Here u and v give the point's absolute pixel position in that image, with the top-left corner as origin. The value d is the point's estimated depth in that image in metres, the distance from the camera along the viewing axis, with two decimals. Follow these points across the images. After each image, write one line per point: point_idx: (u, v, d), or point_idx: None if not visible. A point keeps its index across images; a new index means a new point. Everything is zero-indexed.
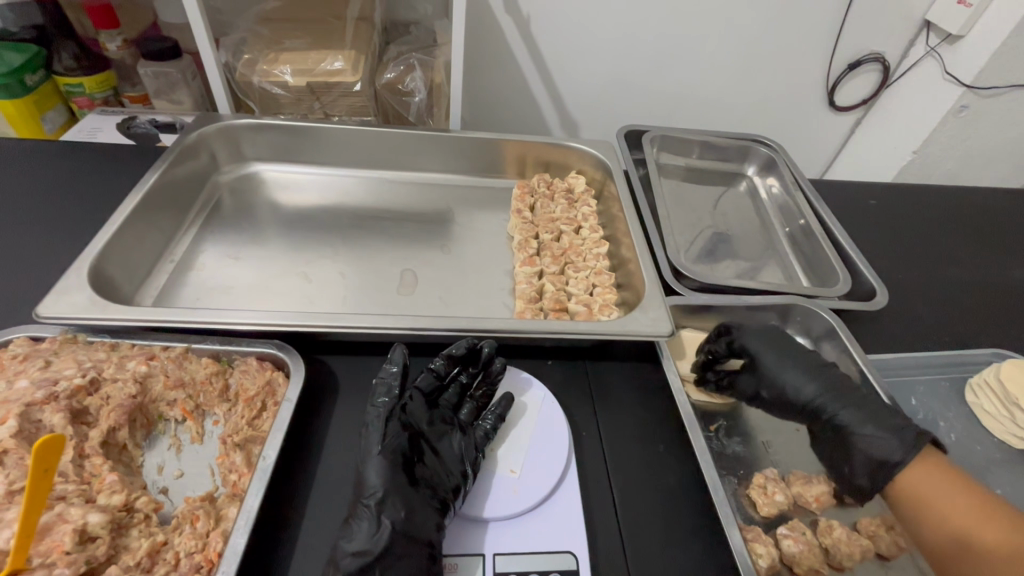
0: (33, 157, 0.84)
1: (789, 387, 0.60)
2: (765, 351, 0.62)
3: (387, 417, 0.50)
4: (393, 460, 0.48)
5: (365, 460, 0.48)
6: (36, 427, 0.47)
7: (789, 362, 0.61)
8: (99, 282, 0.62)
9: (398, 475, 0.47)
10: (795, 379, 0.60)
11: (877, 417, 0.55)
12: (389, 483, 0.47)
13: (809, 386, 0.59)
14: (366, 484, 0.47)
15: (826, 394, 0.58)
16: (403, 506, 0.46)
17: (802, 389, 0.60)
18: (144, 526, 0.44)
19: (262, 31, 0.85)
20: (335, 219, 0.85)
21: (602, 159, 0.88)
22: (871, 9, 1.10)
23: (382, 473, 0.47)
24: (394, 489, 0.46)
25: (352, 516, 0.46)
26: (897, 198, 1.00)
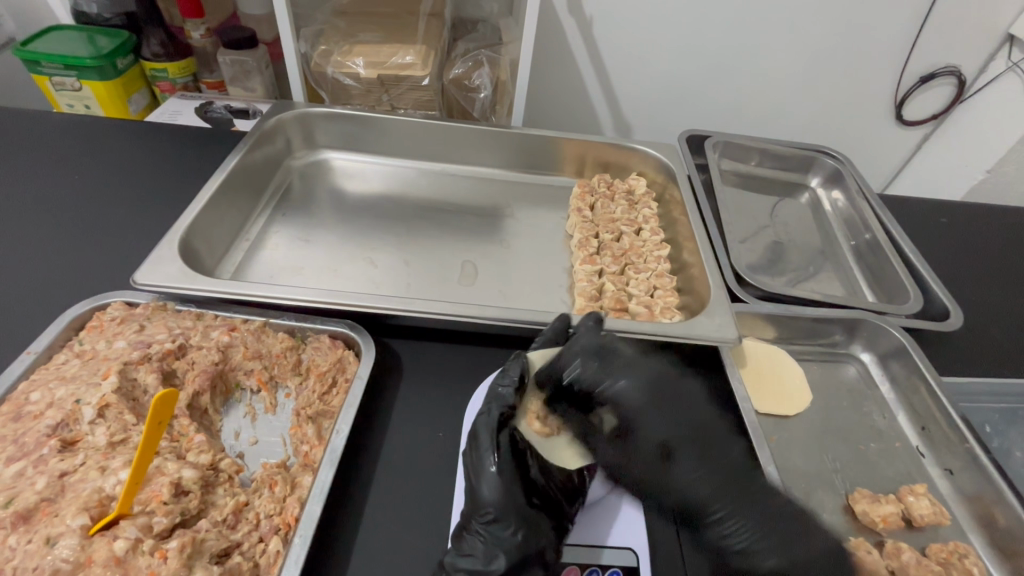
0: (123, 137, 0.90)
1: (617, 458, 0.53)
2: (654, 447, 0.53)
3: (498, 429, 0.49)
4: (505, 472, 0.47)
5: (478, 475, 0.47)
6: (132, 385, 0.51)
7: (651, 442, 0.53)
8: (186, 255, 0.65)
9: (512, 493, 0.46)
10: (688, 479, 0.52)
11: (747, 507, 0.50)
12: (502, 501, 0.45)
13: (688, 488, 0.51)
14: (483, 504, 0.46)
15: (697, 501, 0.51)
16: (517, 525, 0.44)
17: (689, 489, 0.51)
18: (228, 486, 0.46)
19: (339, 24, 0.88)
20: (398, 209, 0.87)
21: (664, 162, 0.88)
22: (950, 21, 1.06)
23: (497, 490, 0.46)
24: (509, 510, 0.45)
25: (463, 535, 0.45)
26: (971, 218, 0.95)
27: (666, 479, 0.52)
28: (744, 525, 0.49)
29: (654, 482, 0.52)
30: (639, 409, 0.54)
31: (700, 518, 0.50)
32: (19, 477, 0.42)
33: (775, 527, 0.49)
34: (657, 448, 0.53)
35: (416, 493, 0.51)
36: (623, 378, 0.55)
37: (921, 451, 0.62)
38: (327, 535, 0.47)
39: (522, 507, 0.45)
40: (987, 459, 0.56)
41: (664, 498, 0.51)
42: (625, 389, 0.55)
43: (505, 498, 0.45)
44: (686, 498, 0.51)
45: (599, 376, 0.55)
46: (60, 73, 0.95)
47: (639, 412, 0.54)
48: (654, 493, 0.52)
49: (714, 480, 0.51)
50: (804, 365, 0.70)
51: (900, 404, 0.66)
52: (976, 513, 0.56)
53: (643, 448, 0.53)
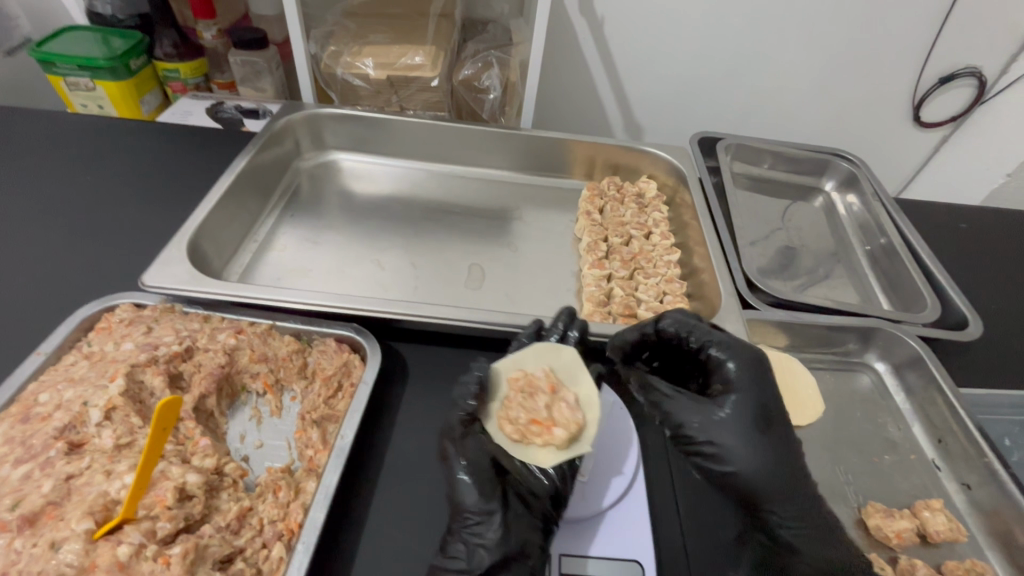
0: (135, 137, 0.90)
1: (702, 420, 0.49)
2: (747, 419, 0.49)
3: (469, 436, 0.50)
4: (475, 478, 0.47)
5: (452, 481, 0.47)
6: (139, 387, 0.51)
7: (747, 420, 0.49)
8: (195, 256, 0.65)
9: (488, 494, 0.46)
10: (759, 454, 0.47)
11: (804, 505, 0.47)
12: (478, 504, 0.46)
13: (761, 458, 0.47)
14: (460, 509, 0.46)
15: (764, 473, 0.47)
16: (495, 524, 0.45)
17: (760, 461, 0.47)
18: (232, 491, 0.46)
19: (349, 25, 0.88)
20: (406, 211, 0.87)
21: (676, 164, 0.87)
22: (972, 21, 1.03)
23: (472, 494, 0.46)
24: (487, 511, 0.45)
25: (449, 539, 0.46)
26: (992, 223, 0.93)
27: (749, 455, 0.47)
28: (804, 512, 0.47)
29: (747, 455, 0.47)
30: (742, 386, 0.50)
31: (761, 502, 0.47)
32: (27, 479, 0.42)
33: (824, 518, 0.47)
34: (751, 425, 0.48)
35: (420, 501, 0.50)
36: (731, 352, 0.52)
37: (937, 464, 0.60)
38: (330, 541, 0.47)
39: (500, 509, 0.46)
40: (1006, 474, 0.54)
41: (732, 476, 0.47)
42: (732, 366, 0.51)
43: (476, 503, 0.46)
44: (756, 476, 0.47)
45: (728, 361, 0.51)
46: (75, 73, 0.95)
47: (738, 389, 0.50)
48: (726, 462, 0.48)
49: (785, 468, 0.47)
50: (816, 373, 0.69)
51: (916, 415, 0.65)
52: (994, 530, 0.55)
53: (741, 426, 0.48)
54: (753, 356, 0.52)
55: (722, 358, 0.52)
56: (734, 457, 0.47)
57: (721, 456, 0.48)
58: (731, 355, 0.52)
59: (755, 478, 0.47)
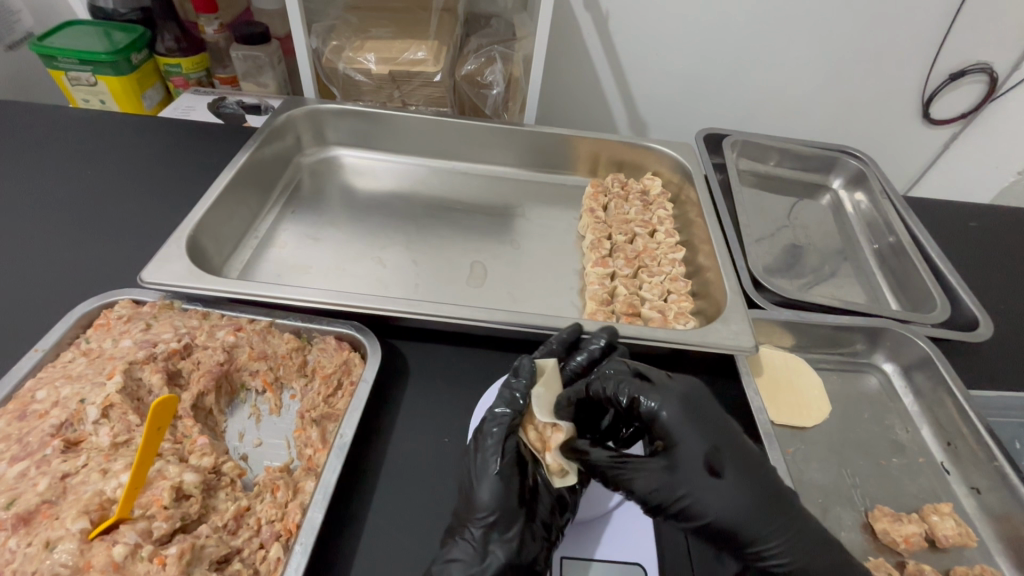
0: (136, 132, 0.90)
1: (657, 480, 0.45)
2: (699, 467, 0.44)
3: (508, 434, 0.49)
4: (506, 474, 0.46)
5: (479, 473, 0.47)
6: (137, 384, 0.50)
7: (701, 469, 0.44)
8: (194, 253, 0.65)
9: (512, 498, 0.46)
10: (726, 497, 0.44)
11: (794, 537, 0.43)
12: (501, 506, 0.45)
13: (729, 502, 0.43)
14: (480, 503, 0.45)
15: (738, 518, 0.43)
16: (512, 530, 0.45)
17: (731, 507, 0.43)
18: (230, 490, 0.46)
19: (351, 19, 0.87)
20: (407, 207, 0.86)
21: (681, 161, 0.86)
22: (984, 16, 1.02)
23: (497, 495, 0.45)
24: (508, 514, 0.45)
25: (460, 534, 0.45)
26: (1002, 222, 0.91)
27: (715, 504, 0.43)
28: (792, 545, 0.43)
29: (715, 507, 0.43)
30: (682, 435, 0.45)
31: (746, 547, 0.43)
32: (22, 478, 0.42)
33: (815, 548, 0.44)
34: (705, 471, 0.44)
35: (419, 501, 0.50)
36: (659, 398, 0.46)
37: (945, 467, 0.59)
38: (328, 541, 0.46)
39: (520, 515, 0.45)
40: (1017, 478, 0.53)
41: (710, 527, 0.44)
42: (665, 415, 0.46)
43: (502, 499, 0.45)
44: (731, 522, 0.43)
45: (661, 419, 0.46)
46: (76, 68, 0.95)
47: (683, 445, 0.45)
48: (698, 517, 0.44)
49: (758, 505, 0.43)
50: (823, 374, 0.68)
51: (923, 417, 0.64)
52: (1004, 535, 0.54)
53: (701, 479, 0.44)
54: (683, 399, 0.47)
55: (653, 412, 0.46)
56: (703, 509, 0.44)
57: (690, 510, 0.44)
58: (650, 410, 0.46)
59: (730, 523, 0.43)
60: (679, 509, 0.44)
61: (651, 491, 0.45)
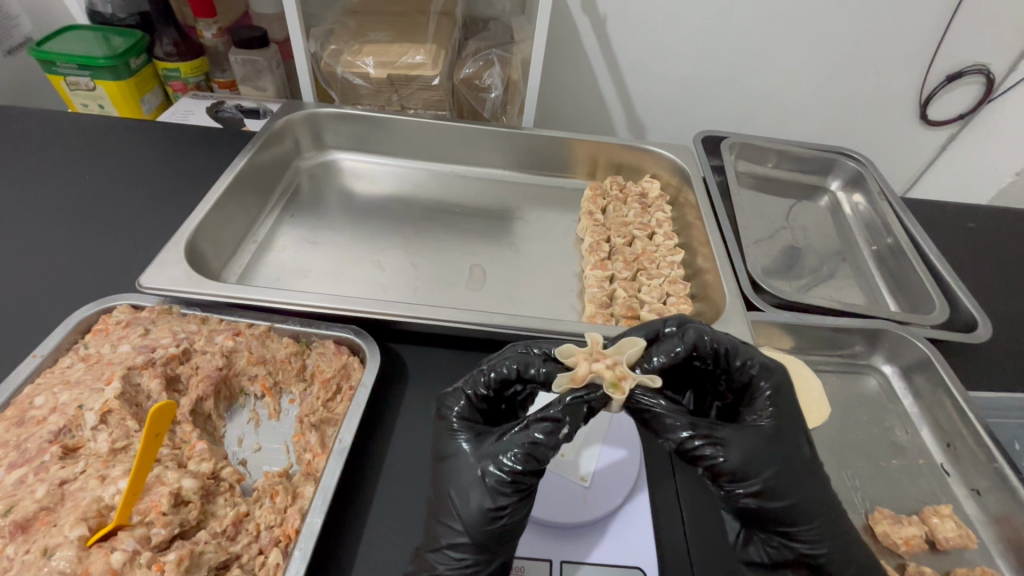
0: (134, 136, 0.90)
1: (749, 446, 0.42)
2: (786, 441, 0.44)
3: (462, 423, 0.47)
4: (497, 488, 0.41)
5: (467, 482, 0.42)
6: (136, 390, 0.50)
7: (792, 440, 0.45)
8: (192, 257, 0.65)
9: (469, 485, 0.42)
10: (800, 476, 0.43)
11: (834, 527, 0.44)
12: (459, 496, 0.43)
13: (799, 482, 0.43)
14: (467, 516, 0.42)
15: (801, 497, 0.43)
16: (473, 514, 0.42)
17: (801, 486, 0.43)
18: (229, 495, 0.46)
19: (349, 23, 0.87)
20: (406, 211, 0.86)
21: (679, 163, 0.86)
22: (980, 17, 1.02)
23: (455, 487, 0.43)
24: (465, 500, 0.42)
25: (449, 542, 0.43)
26: (1001, 223, 0.91)
27: (796, 479, 0.43)
28: (831, 533, 0.44)
29: (795, 484, 0.43)
30: (783, 409, 0.46)
31: (798, 528, 0.43)
32: (20, 484, 0.42)
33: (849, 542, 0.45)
34: (790, 445, 0.44)
35: (419, 507, 0.50)
36: (768, 370, 0.47)
37: (946, 469, 0.59)
38: (327, 546, 0.46)
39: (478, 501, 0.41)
40: (1017, 480, 0.53)
41: (778, 508, 0.43)
42: (764, 385, 0.46)
43: (491, 515, 0.41)
44: (797, 499, 0.43)
45: (767, 390, 0.46)
46: (75, 73, 0.95)
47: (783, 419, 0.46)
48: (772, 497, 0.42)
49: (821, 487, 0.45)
50: (823, 376, 0.68)
51: (923, 419, 0.63)
52: (1005, 537, 0.53)
53: (795, 452, 0.44)
54: (784, 375, 0.48)
55: (761, 386, 0.46)
56: (776, 483, 0.42)
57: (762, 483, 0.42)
58: (762, 379, 0.46)
59: (794, 498, 0.43)
60: (750, 485, 0.42)
61: (736, 463, 0.41)
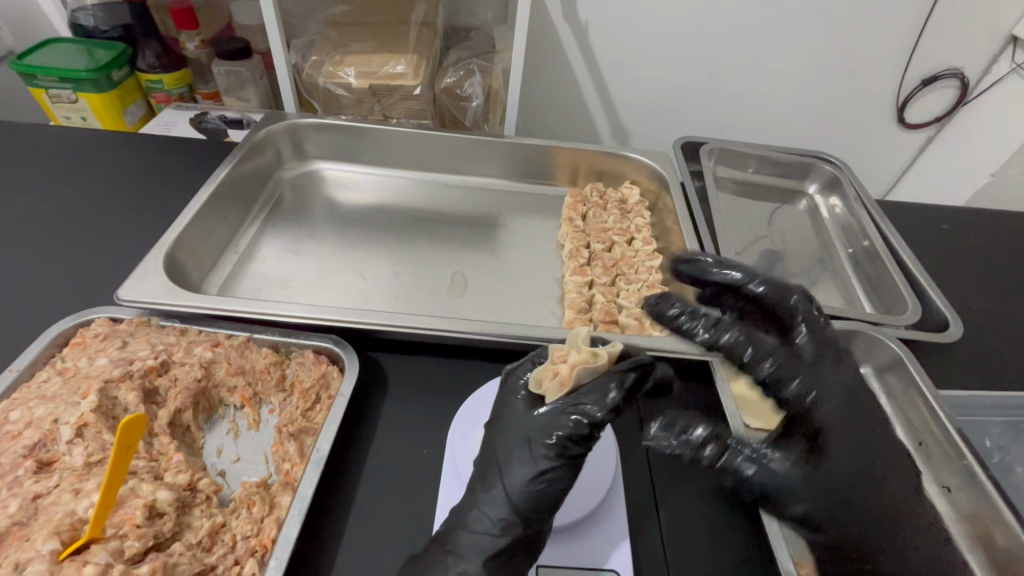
0: (116, 148, 0.90)
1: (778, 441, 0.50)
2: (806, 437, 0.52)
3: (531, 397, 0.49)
4: (556, 452, 0.45)
5: (520, 445, 0.46)
6: (113, 403, 0.50)
7: (813, 437, 0.52)
8: (172, 269, 0.65)
9: (531, 449, 0.45)
10: (825, 467, 0.50)
11: (866, 520, 0.49)
12: (513, 461, 0.45)
13: (822, 473, 0.50)
14: (515, 482, 0.45)
15: (824, 487, 0.49)
16: (524, 478, 0.44)
17: (828, 476, 0.50)
18: (205, 507, 0.46)
19: (330, 34, 0.88)
20: (389, 220, 0.87)
21: (658, 170, 0.87)
22: (951, 23, 1.05)
23: (512, 453, 0.46)
24: (522, 465, 0.45)
25: (490, 511, 0.44)
26: (974, 224, 0.93)
27: (823, 468, 0.50)
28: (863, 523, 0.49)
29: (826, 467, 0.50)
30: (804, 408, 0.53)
31: (835, 519, 0.48)
32: None
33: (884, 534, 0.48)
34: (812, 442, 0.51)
35: (396, 515, 0.50)
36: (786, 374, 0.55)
37: (918, 466, 0.60)
38: (304, 556, 0.47)
39: (532, 463, 0.45)
40: (985, 475, 0.54)
41: (806, 483, 0.49)
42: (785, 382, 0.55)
43: (537, 480, 0.44)
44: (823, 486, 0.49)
45: (806, 379, 0.54)
46: (57, 86, 0.95)
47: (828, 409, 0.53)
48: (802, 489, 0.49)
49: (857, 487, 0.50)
50: None
51: (897, 417, 0.64)
52: (975, 533, 0.54)
53: (838, 441, 0.51)
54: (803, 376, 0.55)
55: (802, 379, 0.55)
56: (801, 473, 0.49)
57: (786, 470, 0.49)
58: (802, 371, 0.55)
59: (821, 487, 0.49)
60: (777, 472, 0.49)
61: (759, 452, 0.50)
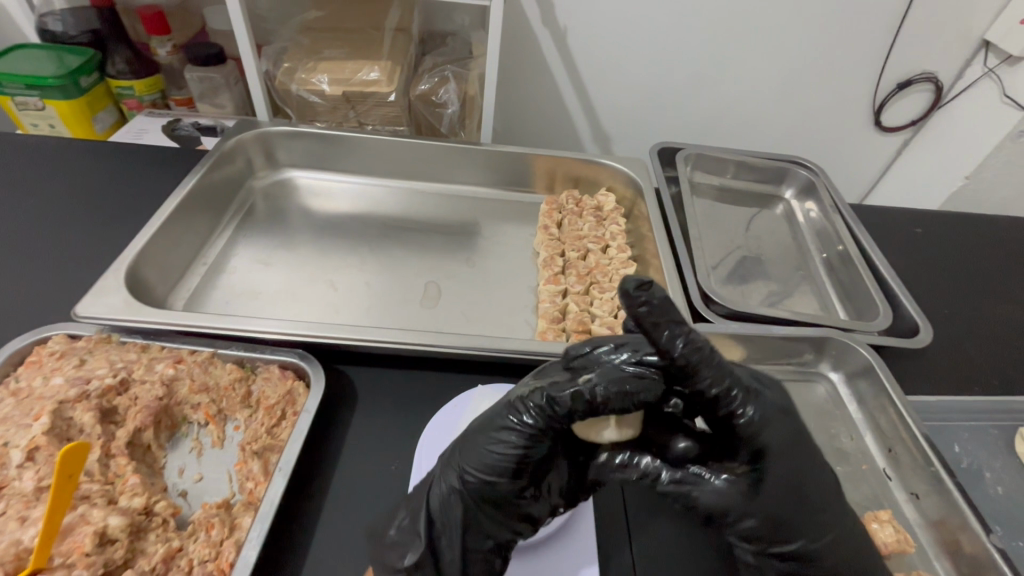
0: (82, 156, 0.88)
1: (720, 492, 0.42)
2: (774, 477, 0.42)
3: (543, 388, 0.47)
4: (487, 463, 0.42)
5: (460, 455, 0.44)
6: (68, 424, 0.49)
7: (786, 473, 0.42)
8: (135, 284, 0.64)
9: (456, 455, 0.44)
10: (791, 506, 0.42)
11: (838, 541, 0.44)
12: (441, 466, 0.45)
13: (791, 508, 0.42)
14: (434, 492, 0.44)
15: (790, 523, 0.42)
16: (444, 487, 0.43)
17: (791, 518, 0.42)
18: (161, 531, 0.45)
19: (304, 40, 0.87)
20: (363, 228, 0.86)
21: (634, 177, 0.87)
22: (923, 29, 1.06)
23: (442, 460, 0.45)
24: (446, 471, 0.44)
25: (448, 495, 0.43)
26: (946, 228, 0.94)
27: (789, 505, 0.42)
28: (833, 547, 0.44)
29: (775, 491, 0.42)
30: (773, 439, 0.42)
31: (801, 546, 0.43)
32: None
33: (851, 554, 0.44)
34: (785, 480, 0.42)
35: (361, 534, 0.49)
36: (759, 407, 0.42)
37: (887, 473, 0.60)
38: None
39: (454, 472, 0.43)
40: (952, 482, 0.54)
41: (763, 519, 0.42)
42: (753, 414, 0.41)
43: (449, 496, 0.43)
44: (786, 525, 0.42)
45: (760, 403, 0.42)
46: (23, 92, 0.93)
47: (775, 419, 0.42)
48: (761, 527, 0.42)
49: (818, 489, 0.44)
50: None
51: (867, 424, 0.65)
52: (943, 540, 0.55)
53: (806, 466, 0.44)
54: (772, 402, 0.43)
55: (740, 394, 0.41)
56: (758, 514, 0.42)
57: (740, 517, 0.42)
58: (734, 377, 0.41)
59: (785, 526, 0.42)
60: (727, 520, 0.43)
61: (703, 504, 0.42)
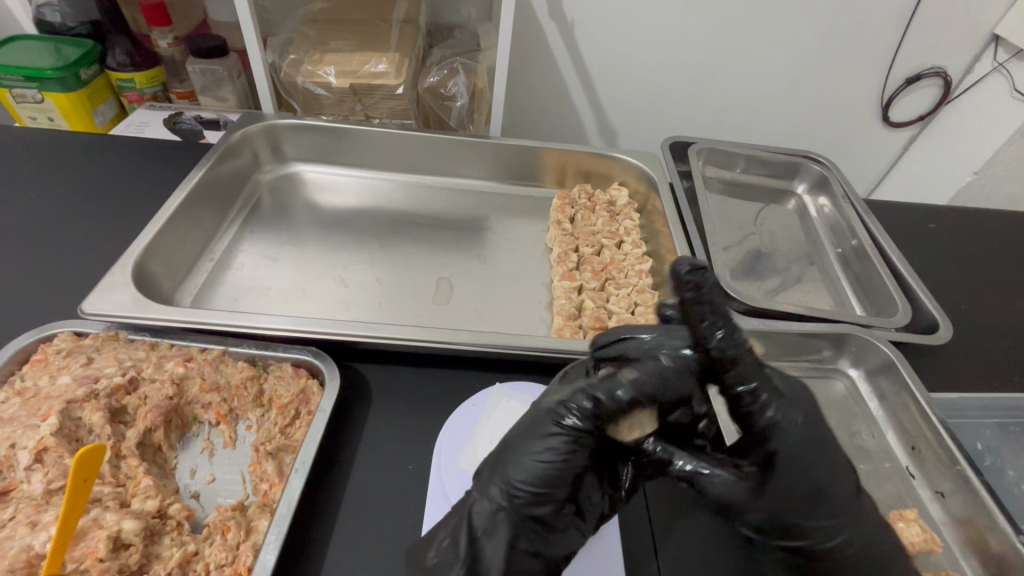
0: (84, 150, 0.86)
1: (730, 488, 0.45)
2: (795, 478, 0.44)
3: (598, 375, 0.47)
4: (533, 471, 0.42)
5: (501, 464, 0.44)
6: (76, 425, 0.47)
7: (804, 478, 0.44)
8: (141, 280, 0.62)
9: (498, 465, 0.44)
10: (811, 509, 0.45)
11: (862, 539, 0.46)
12: (480, 479, 0.44)
13: (808, 512, 0.45)
14: (477, 509, 0.43)
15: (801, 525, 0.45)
16: (488, 503, 0.43)
17: (807, 520, 0.45)
18: (176, 535, 0.44)
19: (309, 32, 0.85)
20: (371, 223, 0.84)
21: (647, 171, 0.86)
22: (935, 22, 1.05)
23: (481, 472, 0.45)
24: (487, 484, 0.43)
25: (495, 511, 0.42)
26: (959, 223, 0.94)
27: (804, 508, 0.45)
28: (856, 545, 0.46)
29: (787, 494, 0.44)
30: (791, 439, 0.44)
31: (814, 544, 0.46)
32: None
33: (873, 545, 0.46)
34: (806, 487, 0.44)
35: (379, 537, 0.48)
36: (781, 409, 0.44)
37: (911, 472, 0.60)
38: None
39: (499, 484, 0.43)
40: (978, 480, 0.54)
41: (773, 516, 0.45)
42: (772, 414, 0.43)
43: (494, 510, 0.42)
44: (803, 526, 0.45)
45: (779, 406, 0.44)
46: (21, 85, 0.90)
47: (789, 423, 0.44)
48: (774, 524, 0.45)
49: (842, 491, 0.46)
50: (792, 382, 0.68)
51: (888, 421, 0.64)
52: (969, 539, 0.54)
53: (821, 470, 0.45)
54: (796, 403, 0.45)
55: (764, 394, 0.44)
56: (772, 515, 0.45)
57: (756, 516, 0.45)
58: (762, 378, 0.44)
59: (799, 526, 0.45)
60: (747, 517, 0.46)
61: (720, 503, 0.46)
